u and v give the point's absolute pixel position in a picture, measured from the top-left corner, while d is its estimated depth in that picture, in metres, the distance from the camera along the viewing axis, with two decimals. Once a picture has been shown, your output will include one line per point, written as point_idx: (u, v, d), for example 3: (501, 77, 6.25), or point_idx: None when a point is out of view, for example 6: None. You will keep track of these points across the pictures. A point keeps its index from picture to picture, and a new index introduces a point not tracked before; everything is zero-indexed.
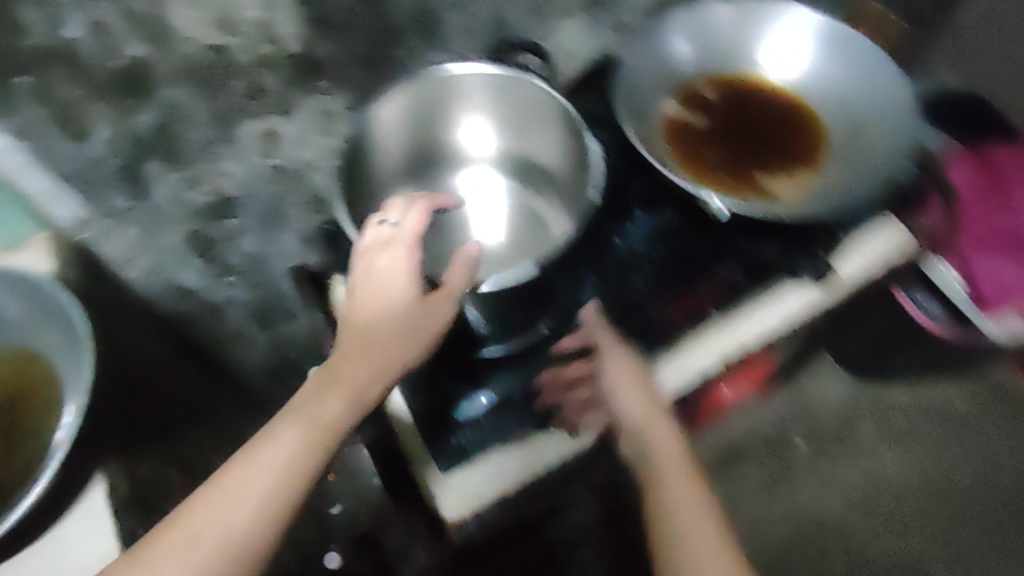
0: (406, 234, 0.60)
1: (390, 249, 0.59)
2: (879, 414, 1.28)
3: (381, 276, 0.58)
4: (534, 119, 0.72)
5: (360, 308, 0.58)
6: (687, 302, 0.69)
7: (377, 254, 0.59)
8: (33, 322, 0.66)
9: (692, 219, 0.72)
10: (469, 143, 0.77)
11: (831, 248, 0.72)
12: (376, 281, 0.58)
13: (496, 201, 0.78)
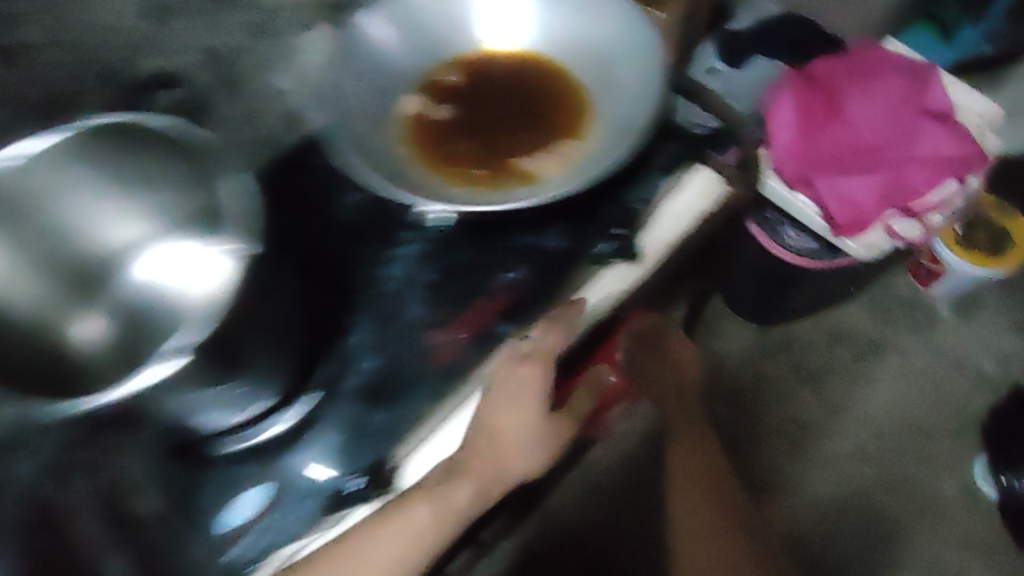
0: (547, 351, 0.58)
1: (522, 369, 0.58)
2: (789, 357, 1.23)
3: (521, 391, 0.58)
4: (143, 165, 0.57)
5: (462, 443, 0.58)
6: (472, 321, 0.60)
7: (531, 368, 0.58)
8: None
9: (467, 224, 0.63)
10: (117, 241, 0.61)
11: (624, 219, 0.63)
12: (507, 397, 0.58)
13: (180, 262, 0.60)
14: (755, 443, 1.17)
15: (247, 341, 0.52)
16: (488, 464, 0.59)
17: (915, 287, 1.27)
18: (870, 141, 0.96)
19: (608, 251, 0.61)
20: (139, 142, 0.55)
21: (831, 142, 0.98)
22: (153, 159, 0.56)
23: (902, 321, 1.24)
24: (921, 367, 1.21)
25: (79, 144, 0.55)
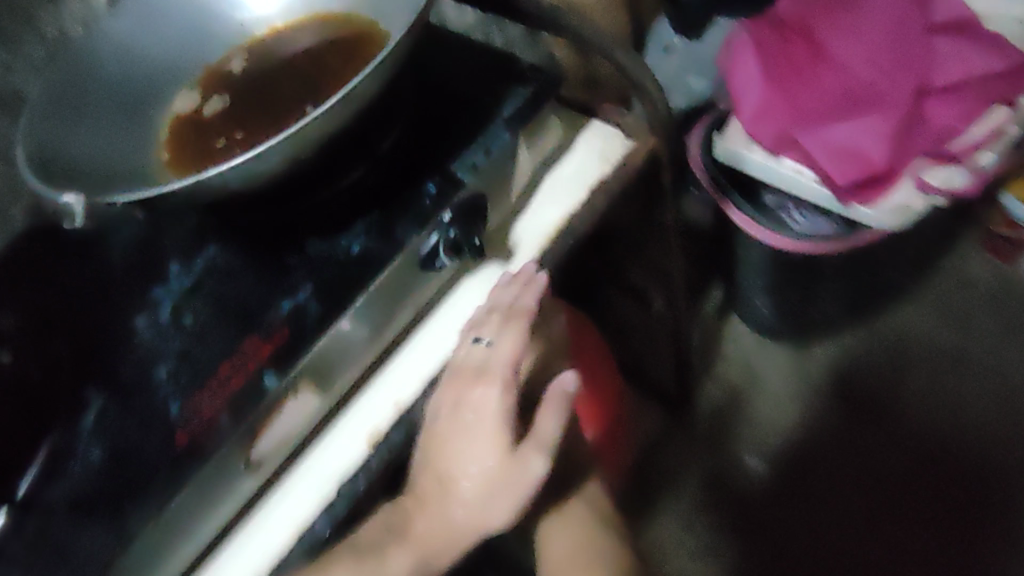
0: (499, 365, 0.41)
1: (482, 383, 0.41)
2: (834, 387, 0.97)
3: (478, 421, 0.41)
4: None
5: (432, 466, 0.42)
6: (231, 379, 0.40)
7: (486, 389, 0.41)
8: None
9: (247, 243, 0.46)
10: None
11: (447, 201, 0.44)
12: (462, 433, 0.41)
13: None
14: (805, 506, 0.91)
15: None
16: (437, 526, 0.42)
17: (985, 280, 1.00)
18: (865, 78, 0.74)
19: (434, 245, 0.43)
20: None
21: (815, 88, 0.75)
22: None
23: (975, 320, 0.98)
24: (1012, 379, 0.94)
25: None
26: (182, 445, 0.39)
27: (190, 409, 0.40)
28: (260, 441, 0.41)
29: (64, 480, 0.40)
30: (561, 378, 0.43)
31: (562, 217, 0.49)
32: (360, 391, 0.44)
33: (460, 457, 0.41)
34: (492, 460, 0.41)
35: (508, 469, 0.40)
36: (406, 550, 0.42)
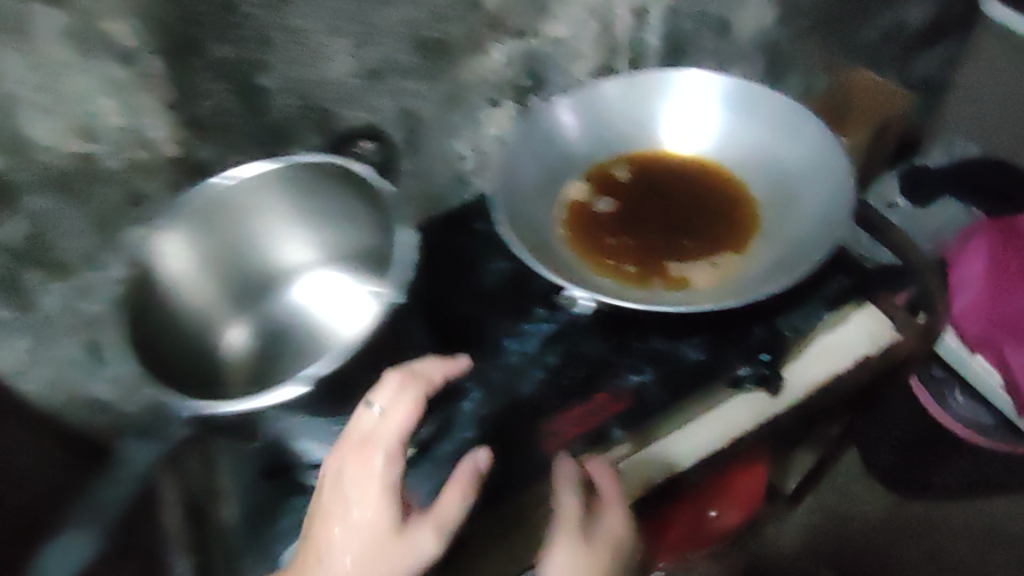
0: (390, 432, 0.44)
1: (357, 453, 0.44)
2: (930, 540, 1.06)
3: (357, 492, 0.43)
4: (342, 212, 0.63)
5: (325, 520, 0.43)
6: (583, 419, 0.56)
7: (375, 456, 0.43)
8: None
9: (600, 317, 0.61)
10: (279, 265, 0.66)
11: (772, 347, 0.59)
12: (343, 500, 0.43)
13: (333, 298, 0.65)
14: None
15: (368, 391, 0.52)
16: None
17: None
18: None
19: (749, 374, 0.58)
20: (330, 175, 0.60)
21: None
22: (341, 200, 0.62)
23: None
24: None
25: (298, 180, 0.62)
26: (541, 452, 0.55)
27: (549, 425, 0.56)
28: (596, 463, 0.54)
29: (447, 443, 0.56)
30: (469, 456, 0.48)
31: (828, 374, 0.61)
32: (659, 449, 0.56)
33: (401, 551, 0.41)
34: (370, 527, 0.42)
35: (393, 542, 0.41)
36: None
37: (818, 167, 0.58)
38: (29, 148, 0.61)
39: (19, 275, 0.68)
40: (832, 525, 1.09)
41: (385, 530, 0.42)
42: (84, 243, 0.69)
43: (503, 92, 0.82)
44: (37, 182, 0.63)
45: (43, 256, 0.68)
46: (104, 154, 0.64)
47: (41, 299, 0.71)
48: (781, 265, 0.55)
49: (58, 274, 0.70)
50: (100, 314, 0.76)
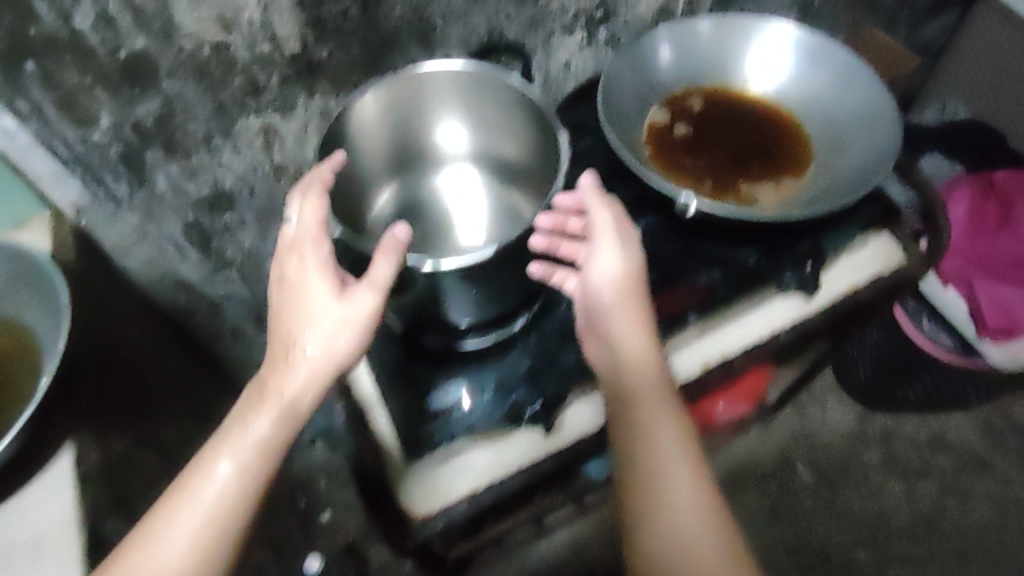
0: (308, 225, 0.55)
1: (298, 246, 0.55)
2: (885, 446, 1.26)
3: (298, 281, 0.54)
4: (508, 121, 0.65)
5: (280, 314, 0.54)
6: (663, 304, 0.68)
7: (306, 247, 0.54)
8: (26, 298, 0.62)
9: (675, 224, 0.72)
10: (433, 147, 0.69)
11: (818, 258, 0.70)
12: (289, 288, 0.54)
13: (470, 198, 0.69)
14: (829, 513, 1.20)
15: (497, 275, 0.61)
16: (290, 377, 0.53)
17: None
18: None
19: (792, 279, 0.69)
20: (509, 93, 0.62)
21: (999, 253, 0.99)
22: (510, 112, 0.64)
23: (1009, 447, 1.25)
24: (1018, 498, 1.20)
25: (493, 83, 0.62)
26: None
27: None
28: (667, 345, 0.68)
29: (551, 320, 0.69)
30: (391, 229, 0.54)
31: (851, 284, 0.74)
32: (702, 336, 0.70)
33: (309, 319, 0.53)
34: (323, 298, 0.53)
35: (339, 305, 0.53)
36: (263, 410, 0.53)
37: (865, 109, 0.70)
38: (175, 32, 0.65)
39: (141, 149, 0.72)
40: (806, 431, 1.28)
41: (333, 298, 0.53)
42: (203, 125, 0.73)
43: (577, 21, 0.90)
44: (176, 65, 0.68)
45: (170, 135, 0.72)
46: (236, 44, 0.69)
47: (156, 175, 0.75)
48: (835, 188, 0.67)
49: (174, 154, 0.74)
50: (210, 196, 0.81)
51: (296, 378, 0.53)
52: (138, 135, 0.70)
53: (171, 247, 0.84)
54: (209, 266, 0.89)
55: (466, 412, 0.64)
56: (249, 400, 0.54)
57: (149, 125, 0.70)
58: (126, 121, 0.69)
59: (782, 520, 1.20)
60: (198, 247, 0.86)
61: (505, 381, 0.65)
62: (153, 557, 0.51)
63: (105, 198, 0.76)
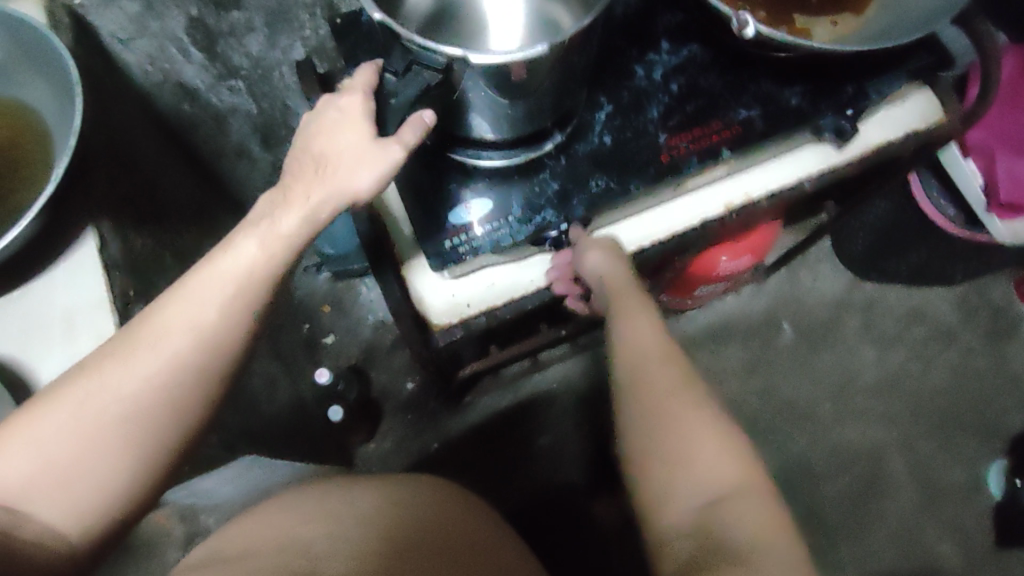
0: (358, 82, 0.51)
1: (342, 98, 0.52)
2: (866, 315, 1.32)
3: (345, 116, 0.51)
4: None
5: (314, 138, 0.52)
6: (700, 138, 0.66)
7: (354, 96, 0.51)
8: (25, 74, 0.58)
9: (719, 56, 0.69)
10: None
11: (860, 104, 0.67)
12: (335, 121, 0.51)
13: (510, 7, 0.64)
14: (801, 370, 1.28)
15: (540, 94, 0.58)
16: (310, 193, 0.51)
17: (1009, 297, 1.32)
18: None
19: (829, 126, 0.67)
20: None
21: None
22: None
23: (982, 323, 1.31)
24: (978, 370, 1.29)
25: None
26: (666, 162, 0.66)
27: (668, 143, 0.66)
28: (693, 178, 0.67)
29: (582, 145, 0.66)
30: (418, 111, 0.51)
31: (884, 139, 0.73)
32: (714, 182, 0.71)
33: (344, 145, 0.51)
34: (360, 138, 0.51)
35: (373, 152, 0.51)
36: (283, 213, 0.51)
37: None
38: None
39: None
40: (795, 296, 1.32)
41: (365, 140, 0.51)
42: None
43: None
44: None
45: None
46: None
47: None
48: (893, 28, 0.62)
49: None
50: None
51: (319, 190, 0.51)
52: None
53: (173, 46, 0.79)
54: (215, 74, 0.86)
55: (494, 230, 0.64)
56: (270, 201, 0.52)
57: None
58: None
59: (757, 374, 1.28)
60: (204, 51, 0.82)
61: (533, 203, 0.65)
62: (145, 348, 0.47)
63: None
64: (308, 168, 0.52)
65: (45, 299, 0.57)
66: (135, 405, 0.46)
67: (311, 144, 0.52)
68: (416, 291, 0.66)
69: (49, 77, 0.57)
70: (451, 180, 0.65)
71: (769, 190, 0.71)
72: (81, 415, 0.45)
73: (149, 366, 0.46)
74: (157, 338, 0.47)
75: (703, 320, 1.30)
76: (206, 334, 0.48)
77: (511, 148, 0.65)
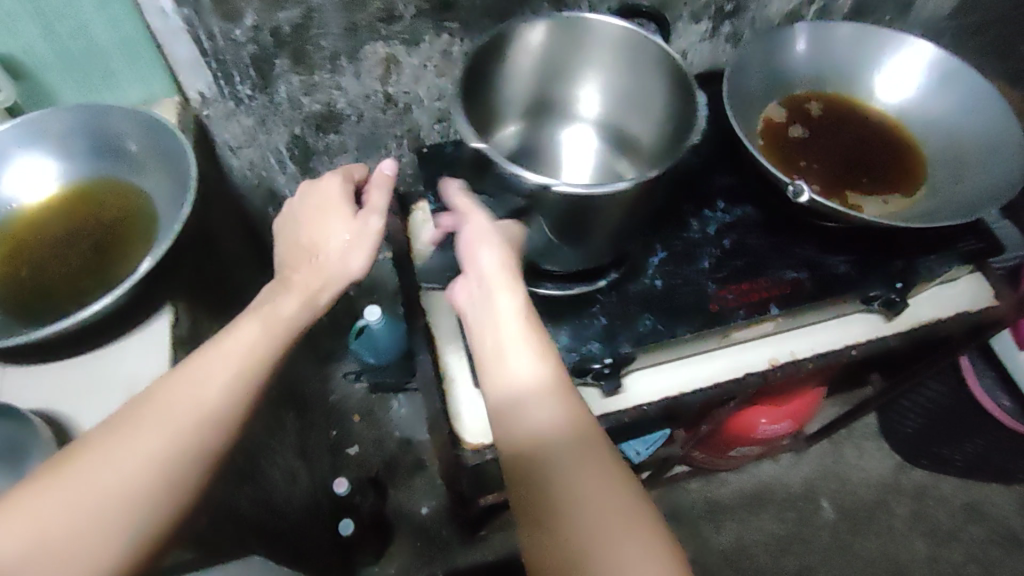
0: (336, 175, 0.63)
1: (320, 194, 0.62)
2: (916, 503, 1.23)
3: (319, 198, 0.61)
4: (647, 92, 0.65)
5: (302, 224, 0.61)
6: (749, 294, 0.68)
7: (327, 179, 0.62)
8: (156, 177, 0.65)
9: (769, 219, 0.73)
10: (561, 107, 0.71)
11: (910, 279, 0.69)
12: (319, 206, 0.61)
13: (583, 158, 0.70)
14: (845, 554, 1.18)
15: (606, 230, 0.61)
16: (304, 274, 0.58)
17: None
18: None
19: (880, 297, 0.68)
20: (662, 70, 0.62)
21: None
22: (650, 81, 0.64)
23: None
24: None
25: (652, 60, 0.62)
26: (714, 312, 0.67)
27: (717, 294, 0.68)
28: (739, 331, 0.69)
29: (632, 286, 0.69)
30: (382, 162, 0.61)
31: (933, 317, 0.74)
32: (761, 340, 0.72)
33: (331, 231, 0.59)
34: (340, 212, 0.60)
35: (345, 216, 0.59)
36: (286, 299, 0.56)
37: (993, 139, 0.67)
38: None
39: (272, 56, 0.76)
40: (839, 472, 1.26)
41: (349, 219, 0.59)
42: (333, 44, 0.77)
43: (706, 12, 0.87)
44: None
45: (301, 48, 0.76)
46: None
47: (279, 83, 0.80)
48: (936, 213, 0.66)
49: (301, 67, 0.78)
50: (321, 113, 0.85)
51: (318, 276, 0.57)
52: (274, 38, 0.74)
53: (272, 157, 0.89)
54: (302, 185, 0.95)
55: None
56: (300, 301, 0.56)
57: (286, 30, 0.74)
58: (267, 23, 0.73)
59: (795, 551, 1.19)
60: (298, 164, 0.91)
61: (581, 335, 0.66)
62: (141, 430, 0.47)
63: (227, 93, 0.79)
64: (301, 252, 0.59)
65: (110, 367, 0.59)
66: (140, 480, 0.45)
67: (296, 230, 0.61)
68: (454, 405, 0.67)
69: (177, 181, 0.64)
70: None
71: (817, 353, 0.72)
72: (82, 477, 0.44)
73: (149, 445, 0.46)
74: (160, 417, 0.48)
75: (737, 483, 1.25)
76: (214, 412, 0.49)
77: (561, 282, 0.68)
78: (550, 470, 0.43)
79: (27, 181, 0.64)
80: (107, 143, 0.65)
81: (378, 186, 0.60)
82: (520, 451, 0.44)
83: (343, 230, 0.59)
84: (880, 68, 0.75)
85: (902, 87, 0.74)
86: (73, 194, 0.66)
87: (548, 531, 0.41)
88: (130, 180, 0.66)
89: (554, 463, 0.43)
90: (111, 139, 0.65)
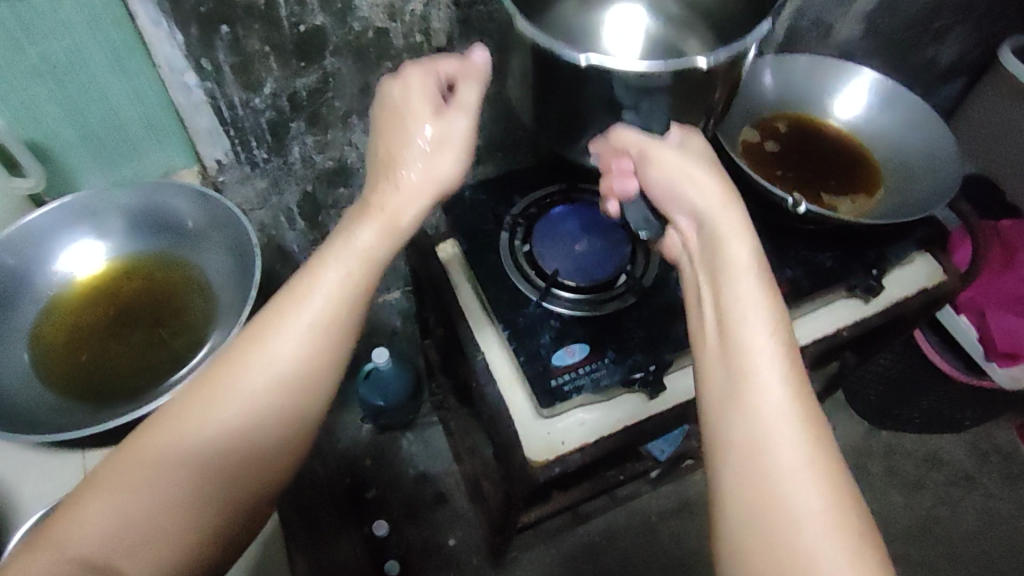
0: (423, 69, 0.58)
1: (401, 99, 0.57)
2: (887, 461, 1.37)
3: (403, 103, 0.57)
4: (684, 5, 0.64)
5: (387, 137, 0.57)
6: None
7: (411, 74, 0.57)
8: (211, 246, 0.71)
9: (760, 228, 0.83)
10: None
11: (883, 266, 0.80)
12: (401, 116, 0.57)
13: None
14: None
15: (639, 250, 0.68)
16: (396, 203, 0.56)
17: (1011, 441, 1.41)
18: None
19: (860, 284, 0.79)
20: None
21: (1000, 291, 1.17)
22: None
23: (995, 467, 1.38)
24: (1000, 511, 1.33)
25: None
26: None
27: None
28: None
29: (659, 300, 0.77)
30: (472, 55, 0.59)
31: (902, 295, 0.86)
32: None
33: (417, 150, 0.56)
34: (423, 124, 0.56)
35: (435, 129, 0.56)
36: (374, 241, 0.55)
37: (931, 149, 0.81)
38: (351, 14, 0.71)
39: (288, 119, 0.79)
40: None
41: (434, 126, 0.56)
42: (347, 103, 0.80)
43: None
44: (340, 45, 0.73)
45: (317, 110, 0.79)
46: (394, 33, 0.75)
47: (293, 144, 0.82)
48: (898, 210, 0.78)
49: (316, 127, 0.81)
50: (332, 169, 0.88)
51: (407, 206, 0.56)
52: (292, 103, 0.77)
53: (283, 216, 0.92)
54: (309, 238, 0.97)
55: (588, 371, 0.70)
56: (378, 234, 0.55)
57: (303, 94, 0.77)
58: (286, 89, 0.75)
59: None
60: (307, 219, 0.94)
61: (623, 349, 0.73)
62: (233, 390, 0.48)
63: (243, 158, 0.82)
64: (386, 172, 0.56)
65: None
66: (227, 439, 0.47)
67: (382, 143, 0.57)
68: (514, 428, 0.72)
69: (235, 251, 0.70)
70: (547, 328, 0.73)
71: (815, 337, 0.81)
72: (154, 478, 0.45)
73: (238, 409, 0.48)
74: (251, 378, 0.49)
75: None
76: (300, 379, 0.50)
77: (596, 304, 0.75)
78: (733, 409, 0.45)
79: (85, 260, 0.70)
80: (162, 217, 0.71)
81: (467, 82, 0.58)
82: (715, 344, 0.49)
83: (427, 148, 0.56)
84: (833, 88, 0.87)
85: (851, 104, 0.87)
86: (138, 271, 0.72)
87: (725, 435, 0.45)
88: (182, 253, 0.72)
89: (750, 369, 0.46)
90: (165, 213, 0.71)
